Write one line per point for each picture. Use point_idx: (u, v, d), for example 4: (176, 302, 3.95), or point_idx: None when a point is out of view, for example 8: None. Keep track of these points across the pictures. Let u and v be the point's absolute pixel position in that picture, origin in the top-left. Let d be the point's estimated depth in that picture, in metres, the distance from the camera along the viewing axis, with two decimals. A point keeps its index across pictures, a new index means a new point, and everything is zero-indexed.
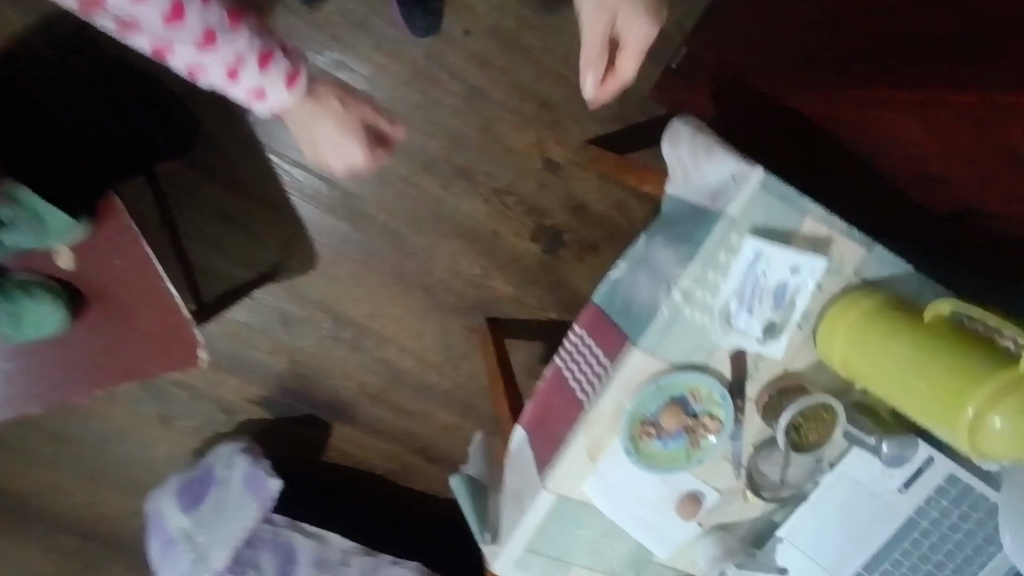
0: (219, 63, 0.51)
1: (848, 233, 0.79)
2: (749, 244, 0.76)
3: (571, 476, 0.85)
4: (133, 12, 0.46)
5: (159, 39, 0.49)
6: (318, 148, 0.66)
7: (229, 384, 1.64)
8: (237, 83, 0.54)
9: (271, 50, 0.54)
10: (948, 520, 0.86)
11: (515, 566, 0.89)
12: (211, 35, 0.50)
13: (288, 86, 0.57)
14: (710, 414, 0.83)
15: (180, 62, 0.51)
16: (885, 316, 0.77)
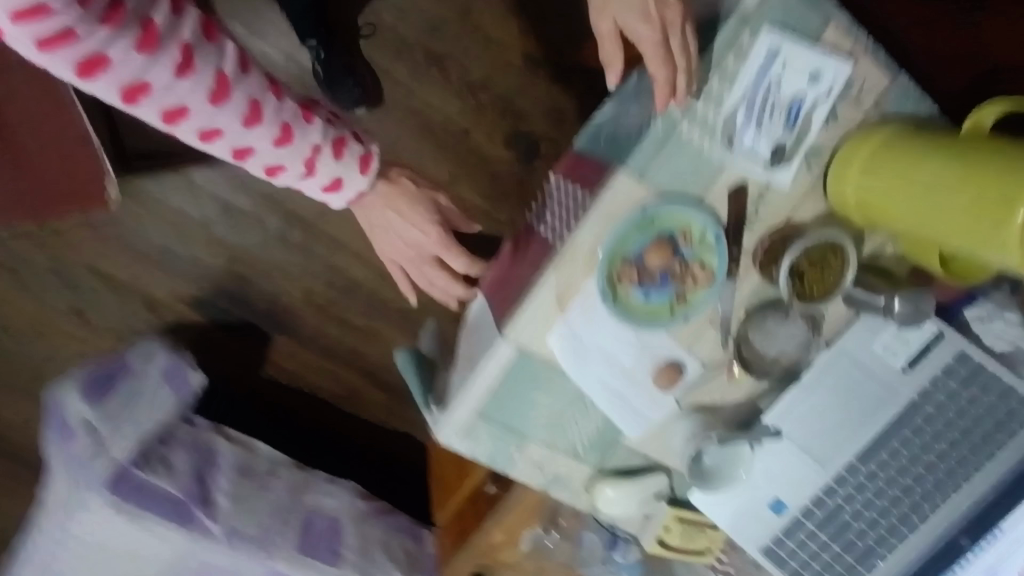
0: (298, 159, 0.67)
1: (874, 52, 0.68)
2: (762, 43, 0.64)
3: (533, 326, 0.72)
4: (221, 121, 0.60)
5: (240, 142, 0.63)
6: (401, 237, 0.85)
7: (158, 279, 1.48)
8: (316, 173, 0.69)
9: (342, 139, 0.70)
10: (956, 404, 0.75)
11: (462, 435, 0.76)
12: (287, 132, 0.64)
13: (361, 170, 0.73)
14: (701, 261, 0.71)
15: (266, 165, 0.66)
16: (906, 141, 0.66)
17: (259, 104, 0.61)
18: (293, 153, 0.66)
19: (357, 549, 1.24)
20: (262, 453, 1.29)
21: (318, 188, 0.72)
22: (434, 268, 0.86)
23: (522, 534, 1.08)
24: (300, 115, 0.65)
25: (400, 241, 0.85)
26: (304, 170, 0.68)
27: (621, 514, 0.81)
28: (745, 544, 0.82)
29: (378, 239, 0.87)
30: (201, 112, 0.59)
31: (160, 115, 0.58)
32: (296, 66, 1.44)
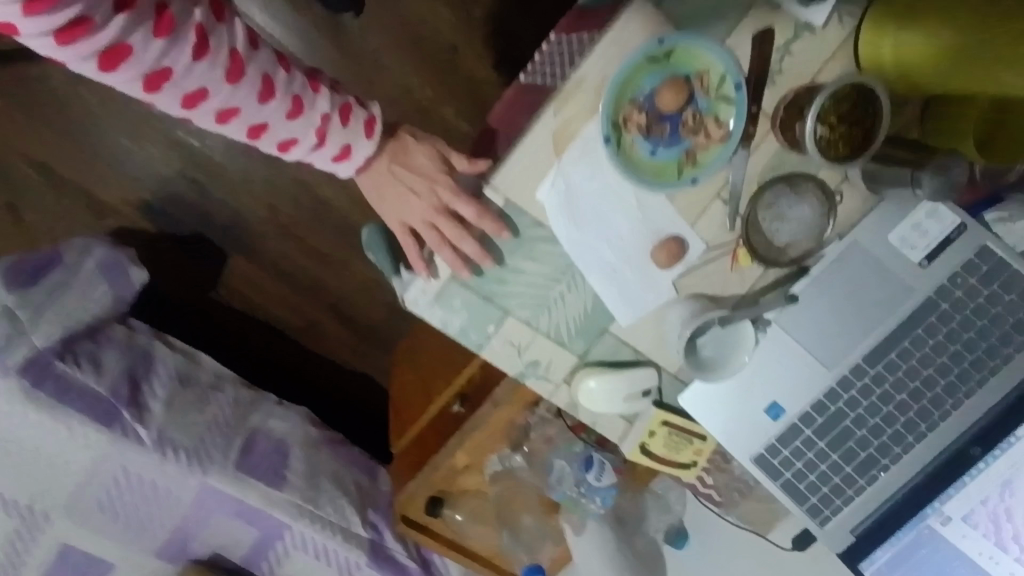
0: (309, 131, 0.61)
1: None
2: None
3: (524, 172, 0.63)
4: (236, 100, 0.56)
5: (255, 120, 0.58)
6: (408, 209, 0.68)
7: (105, 179, 1.35)
8: (327, 144, 0.63)
9: (348, 105, 0.63)
10: (973, 303, 0.69)
11: (436, 300, 0.67)
12: (298, 104, 0.59)
13: (366, 135, 0.65)
14: (716, 115, 0.63)
15: (278, 140, 0.61)
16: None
17: (273, 79, 0.57)
18: (307, 129, 0.61)
19: (303, 475, 1.14)
20: (207, 366, 1.19)
21: (335, 161, 0.66)
22: (440, 228, 0.65)
23: (489, 457, 0.99)
24: (308, 83, 0.60)
25: (402, 202, 0.68)
26: (315, 141, 0.62)
27: (604, 410, 0.74)
28: (736, 453, 0.74)
29: (384, 210, 0.70)
30: (218, 92, 0.55)
31: (180, 101, 0.55)
32: None
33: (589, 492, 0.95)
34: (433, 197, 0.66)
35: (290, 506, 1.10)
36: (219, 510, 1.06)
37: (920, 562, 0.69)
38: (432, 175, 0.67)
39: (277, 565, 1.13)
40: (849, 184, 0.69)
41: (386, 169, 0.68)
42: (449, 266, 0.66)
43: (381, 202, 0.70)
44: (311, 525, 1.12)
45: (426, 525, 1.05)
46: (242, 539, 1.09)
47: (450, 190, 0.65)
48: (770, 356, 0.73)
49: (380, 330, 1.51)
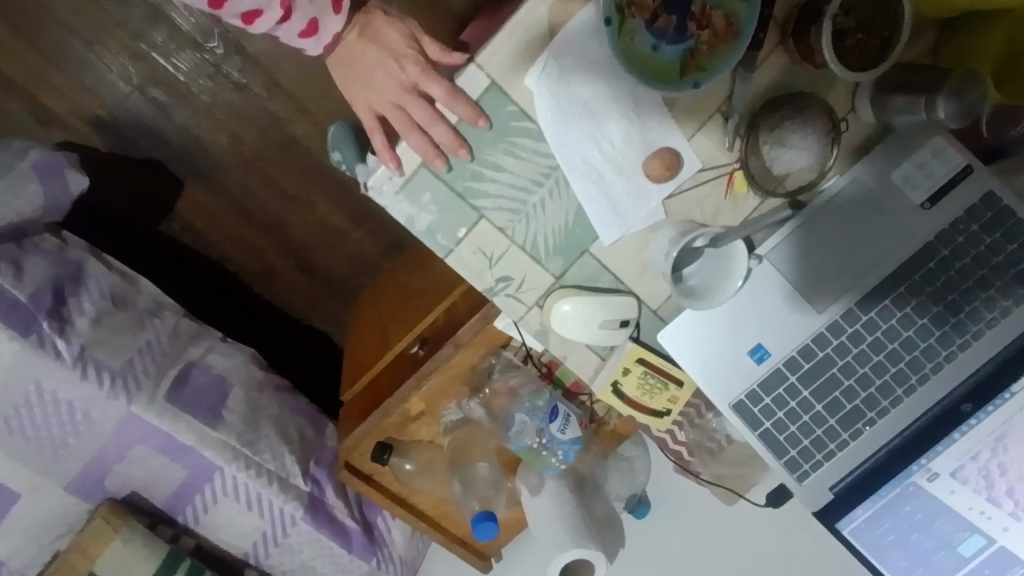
0: (275, 4, 0.59)
1: None
2: None
3: (510, 49, 0.56)
4: None
5: None
6: (376, 90, 0.61)
7: (50, 83, 1.21)
8: (294, 19, 0.61)
9: None
10: (974, 251, 0.63)
11: (403, 190, 0.59)
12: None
13: (334, 11, 0.63)
14: (725, 10, 0.57)
15: (243, 13, 0.59)
16: None
17: None
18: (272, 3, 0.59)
19: (243, 415, 1.05)
20: (145, 291, 1.09)
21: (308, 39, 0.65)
22: (409, 110, 0.58)
23: (447, 403, 0.92)
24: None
25: (370, 81, 0.62)
26: (281, 13, 0.60)
27: (577, 337, 0.68)
28: (714, 396, 0.68)
29: (352, 93, 0.64)
30: None
31: None
32: None
33: (551, 443, 0.88)
34: (402, 76, 0.60)
35: (224, 447, 1.01)
36: (143, 443, 0.97)
37: (903, 520, 0.64)
38: (400, 54, 0.60)
39: (203, 512, 1.03)
40: (855, 118, 0.65)
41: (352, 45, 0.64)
42: (418, 154, 0.58)
43: (348, 82, 0.65)
44: (245, 470, 1.02)
45: (370, 474, 0.97)
46: (166, 478, 1.00)
47: (418, 69, 0.58)
48: (758, 294, 0.68)
49: (339, 278, 1.42)
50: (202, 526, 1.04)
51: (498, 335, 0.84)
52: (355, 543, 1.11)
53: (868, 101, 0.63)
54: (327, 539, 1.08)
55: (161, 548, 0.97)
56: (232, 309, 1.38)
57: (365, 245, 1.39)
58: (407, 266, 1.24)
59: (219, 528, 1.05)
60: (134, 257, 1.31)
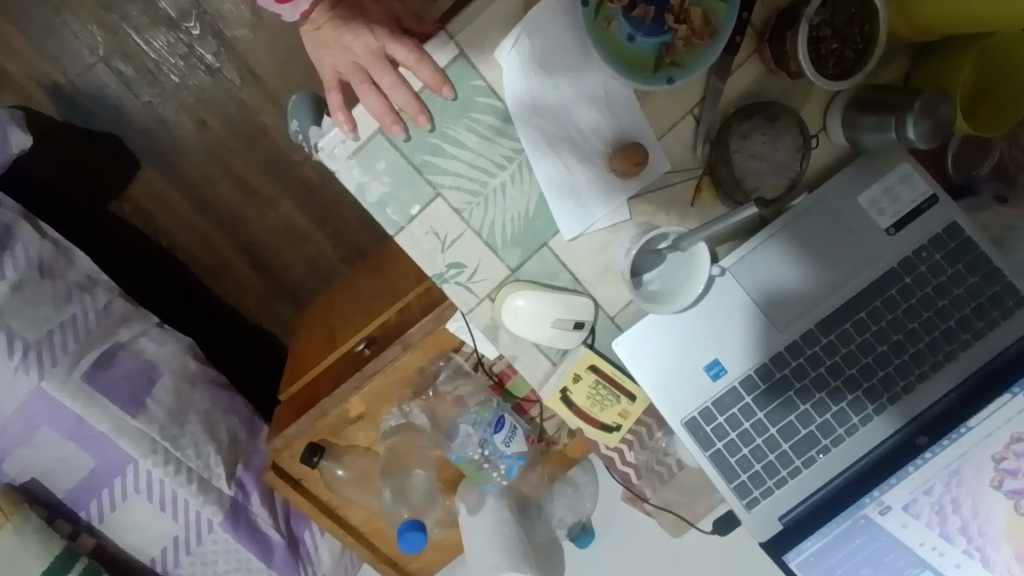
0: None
1: None
2: None
3: (485, 17, 0.54)
4: None
5: None
6: (343, 53, 0.59)
7: (10, 43, 1.16)
8: None
9: None
10: (936, 279, 0.62)
11: (355, 155, 0.56)
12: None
13: None
14: (704, 9, 0.57)
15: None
16: None
17: None
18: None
19: (169, 408, 0.96)
20: (79, 265, 1.01)
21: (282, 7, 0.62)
22: (373, 75, 0.56)
23: (389, 408, 0.86)
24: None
25: (336, 43, 0.59)
26: None
27: (527, 334, 0.64)
28: (665, 411, 0.64)
29: (320, 58, 0.61)
30: None
31: None
32: None
33: (493, 457, 0.82)
34: (371, 40, 0.57)
35: (141, 438, 0.92)
36: (50, 425, 0.88)
37: (854, 554, 0.61)
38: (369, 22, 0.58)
39: (109, 510, 0.93)
40: (826, 137, 0.65)
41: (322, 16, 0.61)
42: (375, 116, 0.55)
43: (318, 53, 0.61)
44: (163, 466, 0.93)
45: (299, 479, 0.88)
46: (71, 468, 0.91)
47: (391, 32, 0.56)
48: (718, 308, 0.64)
49: (294, 279, 1.37)
50: (107, 525, 0.94)
51: (448, 338, 0.80)
52: (277, 558, 1.01)
53: (839, 120, 0.63)
54: (246, 550, 0.99)
55: (56, 545, 0.88)
56: (195, 306, 1.34)
57: (325, 249, 1.35)
58: (366, 272, 1.20)
59: (125, 529, 0.94)
60: (96, 249, 1.26)
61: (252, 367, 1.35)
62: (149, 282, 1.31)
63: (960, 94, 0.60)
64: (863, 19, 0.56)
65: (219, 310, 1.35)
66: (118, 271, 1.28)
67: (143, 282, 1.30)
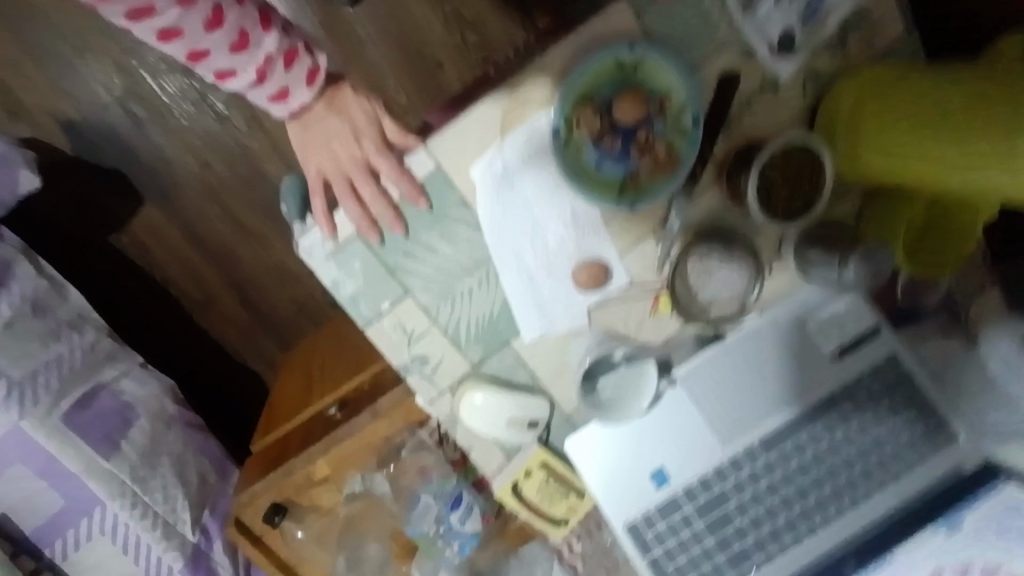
0: (250, 65, 0.56)
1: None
2: None
3: (462, 138, 0.58)
4: (180, 19, 0.52)
5: (195, 45, 0.53)
6: (328, 153, 0.61)
7: (33, 79, 1.21)
8: (265, 84, 0.57)
9: (297, 49, 0.58)
10: (875, 408, 0.65)
11: (332, 257, 0.60)
12: (243, 37, 0.55)
13: (309, 83, 0.59)
14: (669, 143, 0.60)
15: (216, 70, 0.56)
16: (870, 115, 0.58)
17: (224, 9, 0.53)
18: (252, 65, 0.56)
19: (142, 450, 0.98)
20: (71, 301, 1.04)
21: (277, 108, 0.61)
22: (356, 185, 0.60)
23: (352, 472, 0.89)
24: (259, 19, 0.55)
25: (324, 145, 0.62)
26: (254, 77, 0.56)
27: (483, 428, 0.68)
28: (610, 513, 0.66)
29: (304, 154, 0.63)
30: (166, 11, 0.51)
31: (154, 34, 0.53)
32: None
33: (447, 534, 0.85)
34: (357, 151, 0.61)
35: (112, 480, 0.94)
36: (24, 462, 0.91)
37: None
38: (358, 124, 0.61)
39: (72, 549, 0.94)
40: (780, 262, 0.68)
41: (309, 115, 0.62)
42: (356, 223, 0.59)
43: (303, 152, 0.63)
44: (130, 509, 0.95)
45: (259, 535, 0.90)
46: (40, 505, 0.93)
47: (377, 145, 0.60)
48: (668, 416, 0.66)
49: (279, 319, 1.40)
50: (69, 564, 0.95)
51: (415, 411, 0.83)
52: None
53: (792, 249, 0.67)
54: None
55: None
56: (183, 344, 1.38)
57: (315, 293, 1.38)
58: (350, 322, 1.23)
59: (86, 568, 0.96)
60: (95, 285, 1.32)
61: (236, 404, 1.41)
62: (141, 318, 1.36)
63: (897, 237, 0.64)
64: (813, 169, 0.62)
65: (204, 349, 1.39)
66: (114, 306, 1.34)
67: (135, 319, 1.35)
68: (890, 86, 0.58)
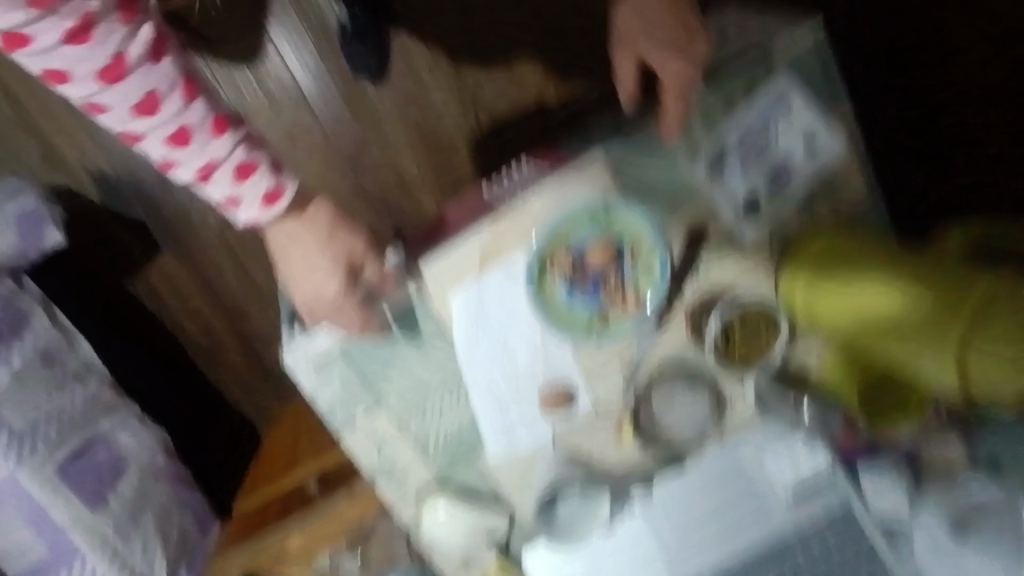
0: (194, 166, 0.60)
1: (866, 172, 0.67)
2: (787, 78, 0.64)
3: (445, 272, 0.64)
4: (126, 112, 0.57)
5: (141, 138, 0.58)
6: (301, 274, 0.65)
7: (70, 129, 1.27)
8: (210, 186, 0.61)
9: (253, 165, 0.61)
10: (828, 561, 0.64)
11: (314, 368, 0.66)
12: (191, 140, 0.59)
13: (260, 198, 0.62)
14: (636, 286, 0.65)
15: (164, 163, 0.60)
16: (826, 283, 0.62)
17: (171, 110, 0.57)
18: (195, 161, 0.59)
19: (129, 502, 1.03)
20: (81, 351, 1.07)
21: (211, 194, 0.62)
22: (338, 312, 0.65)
23: (322, 552, 0.90)
24: (214, 127, 0.59)
25: (298, 263, 0.65)
26: (200, 176, 0.60)
27: (448, 538, 0.70)
28: None
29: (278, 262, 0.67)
30: (108, 99, 0.56)
31: (100, 115, 0.57)
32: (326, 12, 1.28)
33: None
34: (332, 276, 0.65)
35: (96, 531, 0.99)
36: (14, 508, 0.95)
37: None
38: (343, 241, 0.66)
39: None
40: (744, 400, 0.68)
41: (286, 227, 0.66)
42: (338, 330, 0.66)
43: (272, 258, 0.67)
44: (110, 560, 1.00)
45: None
46: (25, 550, 0.97)
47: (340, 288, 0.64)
48: (621, 544, 0.67)
49: (280, 369, 1.45)
50: None
51: None
52: None
53: (754, 389, 0.67)
54: None
55: None
56: (180, 392, 1.43)
57: None
58: None
59: None
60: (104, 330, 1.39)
61: (225, 453, 1.46)
62: (143, 365, 1.41)
63: (835, 384, 0.65)
64: (770, 327, 0.66)
65: (201, 398, 1.45)
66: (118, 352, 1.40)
67: (137, 365, 1.41)
68: (853, 255, 0.62)
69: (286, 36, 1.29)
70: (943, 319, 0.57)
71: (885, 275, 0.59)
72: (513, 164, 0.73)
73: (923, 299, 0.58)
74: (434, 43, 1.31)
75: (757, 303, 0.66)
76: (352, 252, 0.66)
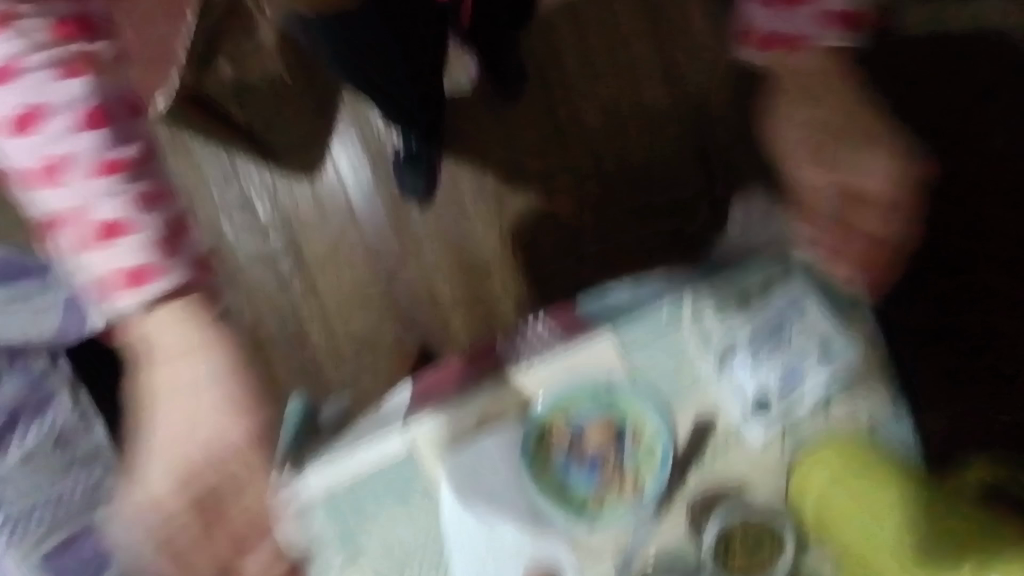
0: (70, 228, 0.72)
1: (874, 380, 0.75)
2: (799, 287, 0.77)
3: (448, 431, 0.75)
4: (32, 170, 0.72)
5: (40, 198, 0.72)
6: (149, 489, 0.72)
7: None
8: (77, 248, 0.72)
9: (122, 237, 0.72)
10: None
11: (297, 510, 0.74)
12: (77, 209, 0.72)
13: (124, 271, 0.73)
14: (636, 470, 0.72)
15: (54, 232, 0.74)
16: (845, 492, 0.68)
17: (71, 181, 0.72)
18: (63, 197, 0.72)
19: None
20: (95, 436, 1.06)
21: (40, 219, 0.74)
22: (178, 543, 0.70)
23: None
24: (101, 199, 0.72)
25: (149, 477, 0.72)
26: (77, 241, 0.72)
27: None
28: None
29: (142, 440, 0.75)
30: (20, 161, 0.72)
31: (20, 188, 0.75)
32: (388, 152, 1.40)
33: None
34: (177, 517, 0.71)
35: None
36: None
37: None
38: (263, 394, 0.78)
39: None
40: None
41: (208, 386, 0.75)
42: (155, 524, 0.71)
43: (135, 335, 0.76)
44: None
45: None
46: None
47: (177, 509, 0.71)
48: None
49: None
50: None
51: None
52: None
53: None
54: None
55: None
56: None
57: None
58: None
59: None
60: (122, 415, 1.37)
61: None
62: None
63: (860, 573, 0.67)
64: (774, 537, 0.69)
65: None
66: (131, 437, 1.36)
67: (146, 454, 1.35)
68: (866, 466, 0.68)
69: (345, 157, 1.40)
70: (938, 537, 0.65)
71: (897, 489, 0.67)
72: (528, 322, 0.83)
73: (931, 521, 0.65)
74: (482, 178, 1.40)
75: (767, 503, 0.71)
76: (229, 445, 0.74)
